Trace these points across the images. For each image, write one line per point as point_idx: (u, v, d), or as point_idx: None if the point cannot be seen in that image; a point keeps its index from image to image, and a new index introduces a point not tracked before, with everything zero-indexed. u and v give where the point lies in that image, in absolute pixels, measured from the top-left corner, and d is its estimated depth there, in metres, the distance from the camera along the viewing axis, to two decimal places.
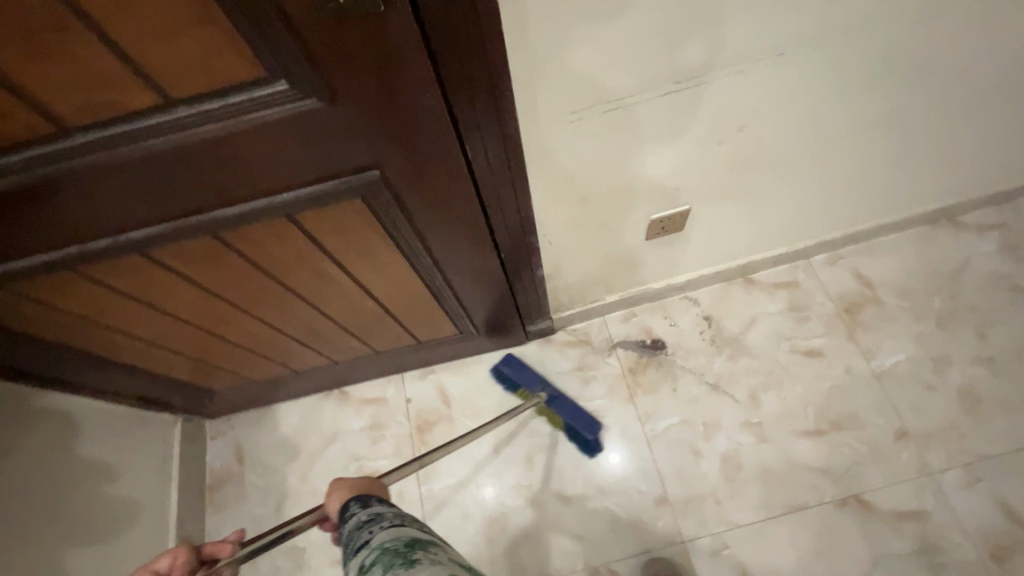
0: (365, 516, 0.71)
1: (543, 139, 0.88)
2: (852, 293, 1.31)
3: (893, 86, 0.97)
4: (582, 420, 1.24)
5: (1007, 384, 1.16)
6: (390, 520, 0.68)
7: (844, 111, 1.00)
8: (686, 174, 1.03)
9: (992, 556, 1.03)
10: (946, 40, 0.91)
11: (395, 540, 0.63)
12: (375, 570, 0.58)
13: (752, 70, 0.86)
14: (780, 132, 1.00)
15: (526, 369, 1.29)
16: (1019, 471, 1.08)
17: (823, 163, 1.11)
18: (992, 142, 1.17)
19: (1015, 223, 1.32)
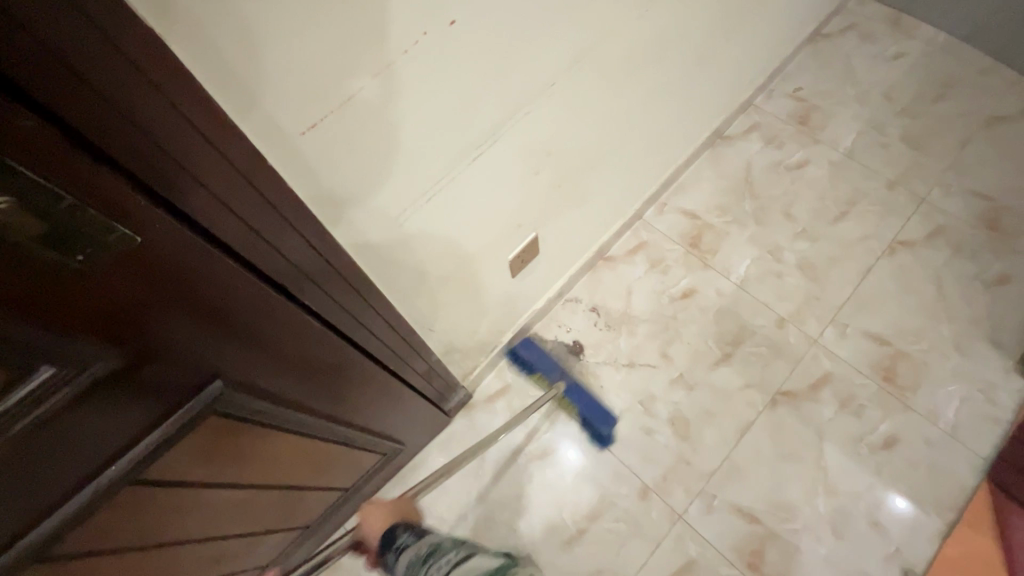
0: (422, 549, 0.92)
1: (380, 252, 0.67)
2: (689, 228, 1.48)
3: (676, 51, 0.99)
4: (597, 414, 1.23)
5: (821, 245, 1.43)
6: (447, 549, 0.89)
7: (646, 84, 0.96)
8: (535, 206, 0.90)
9: (886, 379, 1.27)
10: (710, 16, 1.02)
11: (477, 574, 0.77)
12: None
13: (586, 75, 0.76)
14: (608, 131, 0.94)
15: (545, 356, 1.28)
16: (866, 305, 1.35)
17: (646, 129, 1.10)
18: (737, 72, 1.39)
19: (762, 121, 1.62)
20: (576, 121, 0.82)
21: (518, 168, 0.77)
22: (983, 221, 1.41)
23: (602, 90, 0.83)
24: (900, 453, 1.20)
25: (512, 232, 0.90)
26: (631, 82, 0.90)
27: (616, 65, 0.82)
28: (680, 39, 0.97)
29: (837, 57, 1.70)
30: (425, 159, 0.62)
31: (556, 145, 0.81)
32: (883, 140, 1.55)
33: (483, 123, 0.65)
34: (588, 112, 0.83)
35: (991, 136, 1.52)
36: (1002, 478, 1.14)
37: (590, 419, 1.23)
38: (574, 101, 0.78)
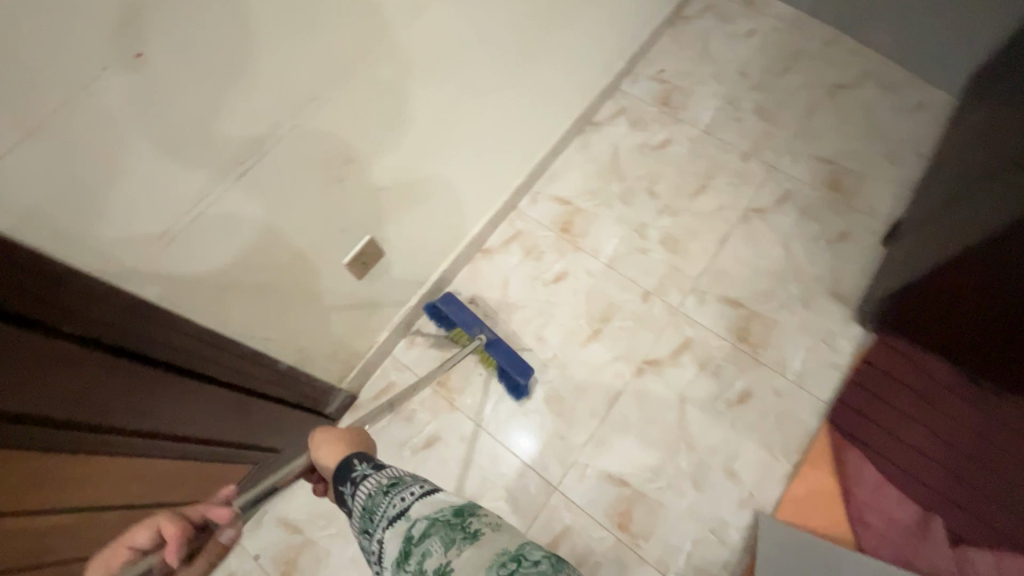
0: (384, 478, 0.70)
1: (170, 254, 0.79)
2: (560, 214, 1.54)
3: (476, 61, 1.08)
4: (515, 365, 1.26)
5: (682, 219, 1.51)
6: (414, 481, 0.68)
7: (447, 94, 1.06)
8: (346, 212, 1.01)
9: (740, 339, 1.36)
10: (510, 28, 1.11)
11: (440, 510, 0.64)
12: (434, 547, 0.60)
13: (350, 94, 0.87)
14: (416, 133, 1.04)
15: (464, 311, 1.30)
16: (722, 272, 1.44)
17: (472, 134, 1.20)
18: (582, 62, 1.46)
19: (627, 105, 1.69)
20: (361, 129, 0.93)
21: (304, 174, 0.89)
22: (825, 183, 1.53)
23: (387, 100, 0.93)
24: (752, 405, 1.29)
25: (328, 225, 0.99)
26: (427, 89, 1.01)
27: (397, 76, 0.92)
28: (477, 50, 1.07)
29: (696, 37, 1.78)
30: (174, 178, 0.74)
31: (345, 150, 0.92)
32: (737, 115, 1.65)
33: (246, 132, 0.78)
34: (376, 119, 0.94)
35: (832, 103, 1.64)
36: (839, 418, 1.26)
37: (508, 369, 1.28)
38: (351, 111, 0.89)
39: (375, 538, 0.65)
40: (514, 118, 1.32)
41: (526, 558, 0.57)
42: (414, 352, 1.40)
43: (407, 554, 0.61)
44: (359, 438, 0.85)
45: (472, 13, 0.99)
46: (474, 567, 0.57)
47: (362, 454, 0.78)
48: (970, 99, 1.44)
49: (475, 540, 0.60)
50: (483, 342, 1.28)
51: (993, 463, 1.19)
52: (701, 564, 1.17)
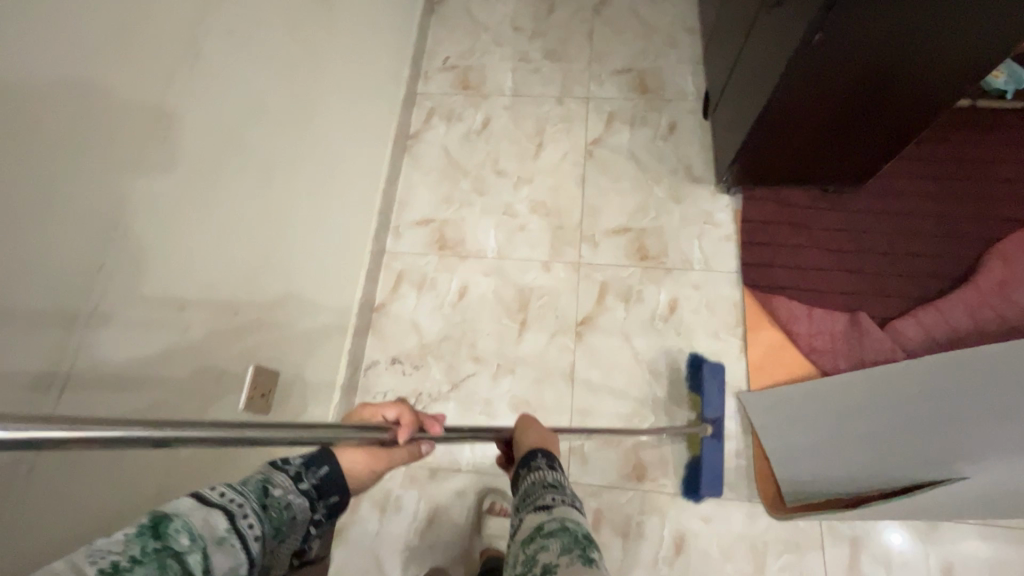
0: (550, 476, 0.73)
1: (36, 496, 0.61)
2: (430, 235, 1.49)
3: (268, 129, 0.98)
4: (714, 475, 1.18)
5: (538, 182, 1.53)
6: (568, 495, 0.70)
7: (251, 177, 0.95)
8: (208, 355, 0.88)
9: (642, 258, 1.41)
10: (285, 80, 1.02)
11: (573, 525, 0.64)
12: (553, 544, 0.61)
13: (148, 220, 0.74)
14: (238, 233, 0.94)
15: (720, 393, 1.23)
16: (596, 209, 1.48)
17: (294, 202, 1.09)
18: (370, 84, 1.39)
19: (433, 104, 1.65)
20: (177, 258, 0.80)
21: (144, 335, 0.75)
22: (635, 90, 1.62)
23: (191, 213, 0.82)
24: (684, 308, 1.35)
25: (200, 375, 0.86)
26: (229, 183, 0.89)
27: (190, 185, 0.81)
28: (264, 118, 0.96)
29: (460, 14, 1.78)
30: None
31: (172, 289, 0.79)
32: (533, 66, 1.68)
33: (45, 309, 0.61)
34: (187, 239, 0.82)
35: (603, 20, 1.73)
36: (752, 278, 1.36)
37: (703, 471, 1.18)
38: (156, 246, 0.76)
39: (521, 515, 0.69)
40: (334, 169, 1.23)
41: None
42: None
43: (532, 539, 0.64)
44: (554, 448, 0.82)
45: (240, 88, 0.89)
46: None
47: (549, 456, 0.78)
48: None
49: (589, 564, 0.58)
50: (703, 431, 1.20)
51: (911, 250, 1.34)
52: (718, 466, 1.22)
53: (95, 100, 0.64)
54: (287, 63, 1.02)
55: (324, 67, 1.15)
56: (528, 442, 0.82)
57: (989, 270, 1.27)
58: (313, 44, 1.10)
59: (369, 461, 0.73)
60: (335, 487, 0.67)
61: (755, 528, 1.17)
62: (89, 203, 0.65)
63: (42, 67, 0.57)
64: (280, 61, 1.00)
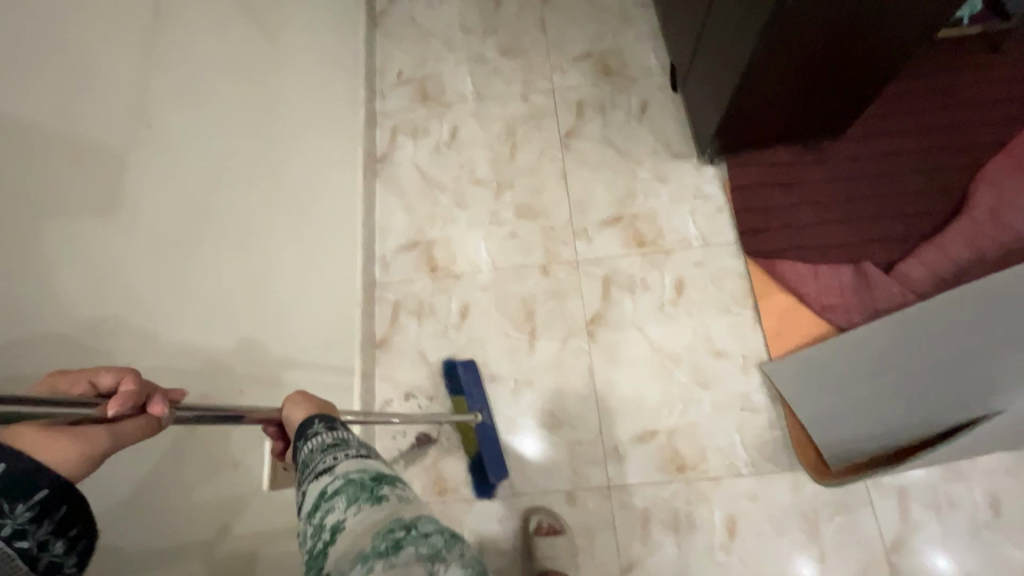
0: (330, 436, 0.61)
1: None
2: (419, 258, 1.43)
3: (237, 181, 0.90)
4: (494, 464, 1.20)
5: (519, 185, 1.48)
6: (358, 448, 0.60)
7: (231, 235, 0.87)
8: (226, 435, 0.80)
9: (640, 244, 1.38)
10: (245, 124, 0.94)
11: (361, 472, 0.56)
12: (339, 503, 0.53)
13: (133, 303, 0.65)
14: (229, 292, 0.85)
15: (475, 388, 1.26)
16: (583, 203, 1.44)
17: (278, 252, 1.02)
18: (330, 112, 1.32)
19: (396, 122, 1.58)
20: (173, 333, 0.71)
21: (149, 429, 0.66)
22: (599, 74, 1.57)
23: (175, 279, 0.73)
24: (691, 289, 1.33)
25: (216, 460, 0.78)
26: (208, 240, 0.81)
27: (168, 249, 0.72)
28: (231, 169, 0.89)
29: (405, 24, 1.70)
30: None
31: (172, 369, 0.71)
32: (490, 66, 1.62)
33: None
34: (179, 309, 0.73)
35: (552, 7, 1.68)
36: (752, 246, 1.33)
37: (485, 466, 1.20)
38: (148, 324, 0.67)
39: (301, 489, 0.58)
40: (308, 206, 1.15)
41: (415, 529, 0.51)
42: None
43: (318, 508, 0.54)
44: (338, 412, 0.69)
45: (200, 134, 0.81)
46: (366, 526, 0.50)
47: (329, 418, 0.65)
48: None
49: (376, 505, 0.53)
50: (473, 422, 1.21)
51: (902, 190, 1.34)
52: (756, 441, 1.20)
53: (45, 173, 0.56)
54: (245, 105, 0.94)
55: (281, 101, 1.07)
56: (297, 418, 0.67)
57: (978, 198, 1.27)
58: (266, 80, 1.03)
59: (77, 444, 0.45)
60: (34, 485, 0.41)
61: (802, 496, 1.16)
62: (65, 292, 0.56)
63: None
64: (238, 104, 0.92)
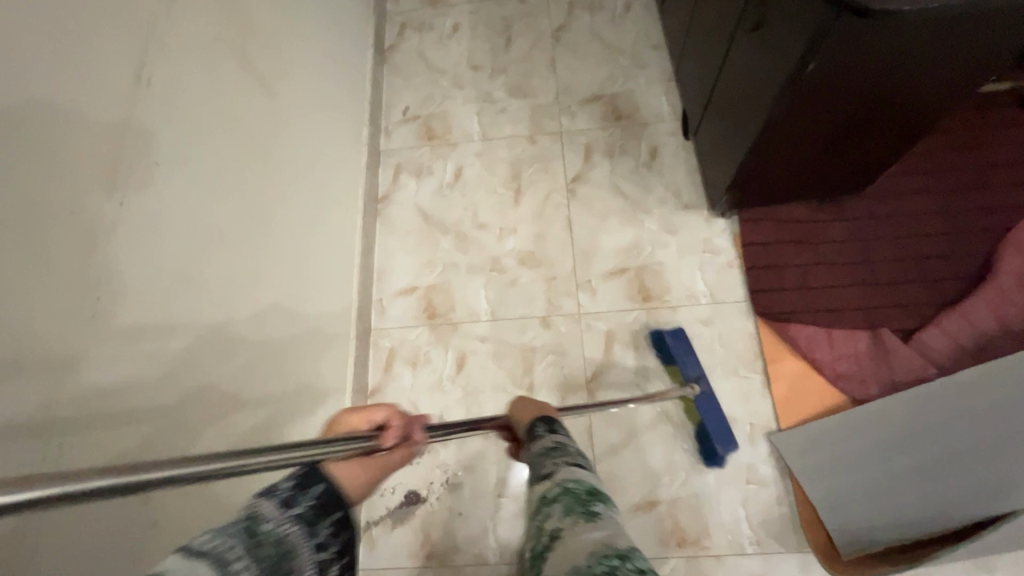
0: (551, 441, 0.66)
1: None
2: (417, 304, 1.39)
3: (224, 243, 0.88)
4: (721, 434, 1.15)
5: (522, 230, 1.43)
6: (571, 455, 0.62)
7: (213, 302, 0.85)
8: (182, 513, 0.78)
9: (646, 298, 1.33)
10: (239, 180, 0.92)
11: (575, 482, 0.56)
12: (556, 508, 0.53)
13: (98, 392, 0.63)
14: (206, 362, 0.82)
15: (690, 355, 1.22)
16: (589, 252, 1.39)
17: (267, 310, 0.99)
18: (334, 154, 1.29)
19: (399, 160, 1.55)
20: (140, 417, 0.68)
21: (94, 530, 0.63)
22: (609, 118, 1.54)
23: (146, 361, 0.70)
24: (697, 349, 1.27)
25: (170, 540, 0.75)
26: (185, 310, 0.78)
27: (139, 329, 0.69)
28: (218, 232, 0.86)
29: (414, 60, 1.68)
30: None
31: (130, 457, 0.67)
32: (498, 106, 1.59)
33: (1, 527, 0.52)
34: (148, 391, 0.70)
35: (564, 47, 1.65)
36: (764, 306, 1.28)
37: (712, 434, 1.15)
38: (109, 415, 0.64)
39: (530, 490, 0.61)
40: (303, 258, 1.12)
41: (631, 560, 0.45)
42: (384, 543, 1.19)
43: (539, 509, 0.56)
44: (556, 416, 0.75)
45: (187, 205, 0.79)
46: (580, 538, 0.48)
47: (549, 421, 0.72)
48: None
49: (593, 520, 0.50)
50: (693, 394, 1.17)
51: (923, 252, 1.28)
52: (761, 518, 1.14)
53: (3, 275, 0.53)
54: (241, 161, 0.92)
55: (281, 151, 1.05)
56: (525, 420, 0.75)
57: (1007, 262, 1.21)
58: (267, 131, 1.01)
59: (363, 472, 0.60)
60: (336, 505, 0.53)
61: None
62: (15, 399, 0.53)
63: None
64: (232, 162, 0.90)
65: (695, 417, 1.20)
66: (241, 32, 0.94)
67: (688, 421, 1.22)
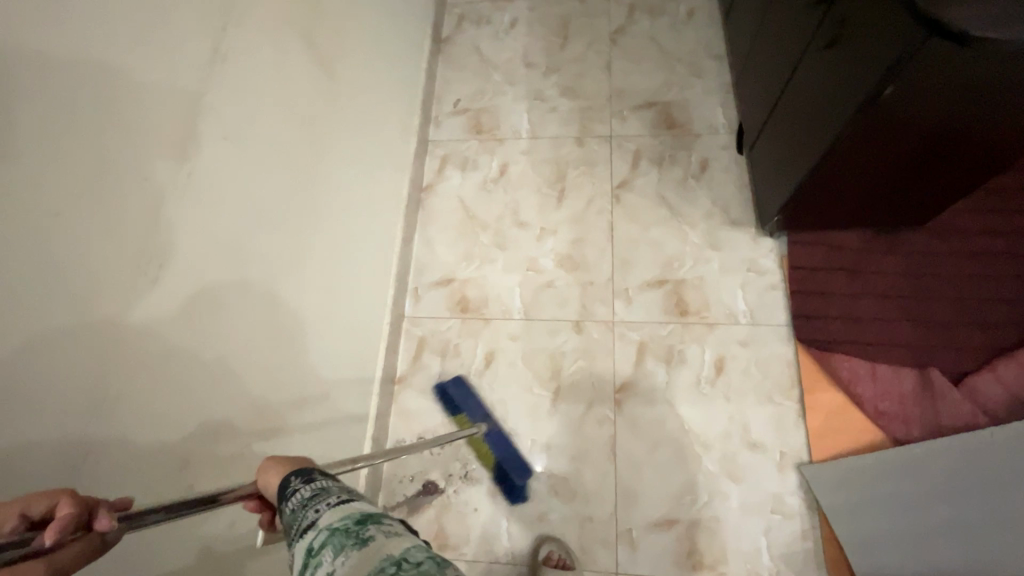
0: (305, 489, 0.56)
1: None
2: (450, 297, 1.39)
3: (276, 221, 0.90)
4: (513, 465, 1.19)
5: (562, 233, 1.42)
6: (337, 492, 0.54)
7: (259, 277, 0.87)
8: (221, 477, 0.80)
9: (683, 313, 1.30)
10: (295, 161, 0.94)
11: (345, 518, 0.49)
12: (327, 559, 0.46)
13: (147, 353, 0.65)
14: (246, 334, 0.84)
15: (472, 397, 1.25)
16: (628, 261, 1.37)
17: (309, 290, 1.01)
18: (386, 142, 1.32)
19: (446, 152, 1.56)
20: (183, 381, 0.71)
21: (145, 483, 0.66)
22: (661, 127, 1.51)
23: (194, 328, 0.73)
24: (732, 370, 1.24)
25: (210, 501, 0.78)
26: (235, 282, 0.81)
27: (191, 298, 0.72)
28: (271, 210, 0.89)
29: (469, 53, 1.68)
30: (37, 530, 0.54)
31: (174, 416, 0.70)
32: (549, 105, 1.58)
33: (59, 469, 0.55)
34: (195, 357, 0.73)
35: (621, 50, 1.62)
36: (807, 333, 1.24)
37: (507, 469, 1.19)
38: (156, 374, 0.67)
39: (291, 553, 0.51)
40: (348, 240, 1.14)
41: (407, 560, 0.44)
42: None
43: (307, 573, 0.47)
44: (313, 464, 0.63)
45: (246, 182, 0.81)
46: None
47: (304, 472, 0.59)
48: None
49: (364, 553, 0.45)
50: (480, 431, 1.19)
51: (982, 294, 1.22)
52: (785, 551, 1.10)
53: (77, 236, 0.56)
54: (300, 142, 0.95)
55: (337, 136, 1.08)
56: (273, 483, 0.60)
57: None
58: (326, 115, 1.03)
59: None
60: None
61: None
62: (79, 352, 0.57)
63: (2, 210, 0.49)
64: (291, 143, 0.92)
65: (489, 459, 1.22)
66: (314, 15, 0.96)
67: (483, 465, 1.23)
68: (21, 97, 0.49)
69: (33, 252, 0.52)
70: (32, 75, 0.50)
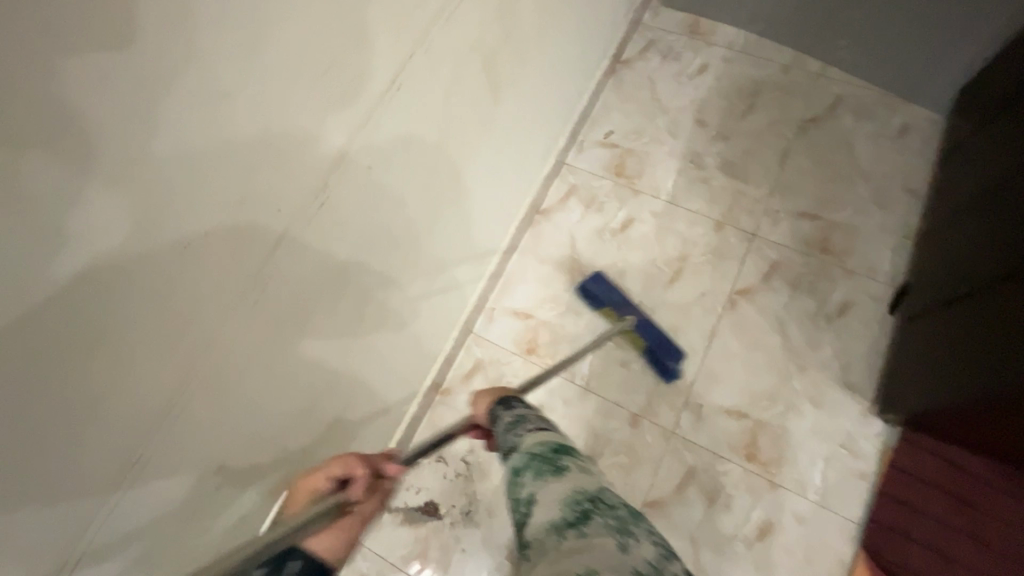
0: (509, 418, 0.66)
1: None
2: (522, 332, 1.35)
3: (390, 236, 0.89)
4: (664, 349, 1.24)
5: (660, 316, 1.32)
6: (531, 423, 0.63)
7: (359, 289, 0.87)
8: (257, 464, 0.82)
9: (749, 457, 1.19)
10: (430, 178, 0.93)
11: (540, 447, 0.57)
12: (524, 476, 0.54)
13: (240, 346, 0.68)
14: (328, 339, 0.85)
15: (613, 287, 1.31)
16: (716, 375, 1.26)
17: (400, 304, 1.01)
18: (524, 164, 1.28)
19: (577, 181, 1.48)
20: (262, 373, 0.73)
21: (197, 463, 0.69)
22: (815, 247, 1.34)
23: (285, 329, 0.74)
24: (775, 542, 1.12)
25: (241, 482, 0.80)
26: (332, 293, 0.81)
27: (289, 303, 0.73)
28: (391, 224, 0.88)
29: (642, 84, 1.56)
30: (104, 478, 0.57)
31: (241, 409, 0.73)
32: (702, 173, 1.44)
33: (138, 427, 0.58)
34: (279, 356, 0.75)
35: (806, 143, 1.43)
36: (877, 546, 1.10)
37: (658, 353, 1.24)
38: (242, 362, 0.69)
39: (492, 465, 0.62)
40: (450, 258, 1.12)
41: (602, 501, 0.50)
42: (387, 532, 1.21)
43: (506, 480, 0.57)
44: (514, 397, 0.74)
45: (375, 199, 0.81)
46: (554, 484, 0.52)
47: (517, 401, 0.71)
48: (966, 132, 1.25)
49: (558, 476, 0.53)
50: (631, 321, 1.26)
51: None
52: None
53: (193, 261, 0.56)
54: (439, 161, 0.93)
55: (480, 155, 1.05)
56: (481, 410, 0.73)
57: None
58: (476, 135, 1.01)
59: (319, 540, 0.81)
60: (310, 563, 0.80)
61: None
62: (186, 336, 0.59)
63: (127, 240, 0.49)
64: (432, 162, 0.91)
65: (639, 345, 1.28)
66: (484, 37, 0.90)
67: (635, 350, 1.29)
68: (182, 119, 0.49)
69: (146, 279, 0.52)
70: (195, 109, 0.50)
